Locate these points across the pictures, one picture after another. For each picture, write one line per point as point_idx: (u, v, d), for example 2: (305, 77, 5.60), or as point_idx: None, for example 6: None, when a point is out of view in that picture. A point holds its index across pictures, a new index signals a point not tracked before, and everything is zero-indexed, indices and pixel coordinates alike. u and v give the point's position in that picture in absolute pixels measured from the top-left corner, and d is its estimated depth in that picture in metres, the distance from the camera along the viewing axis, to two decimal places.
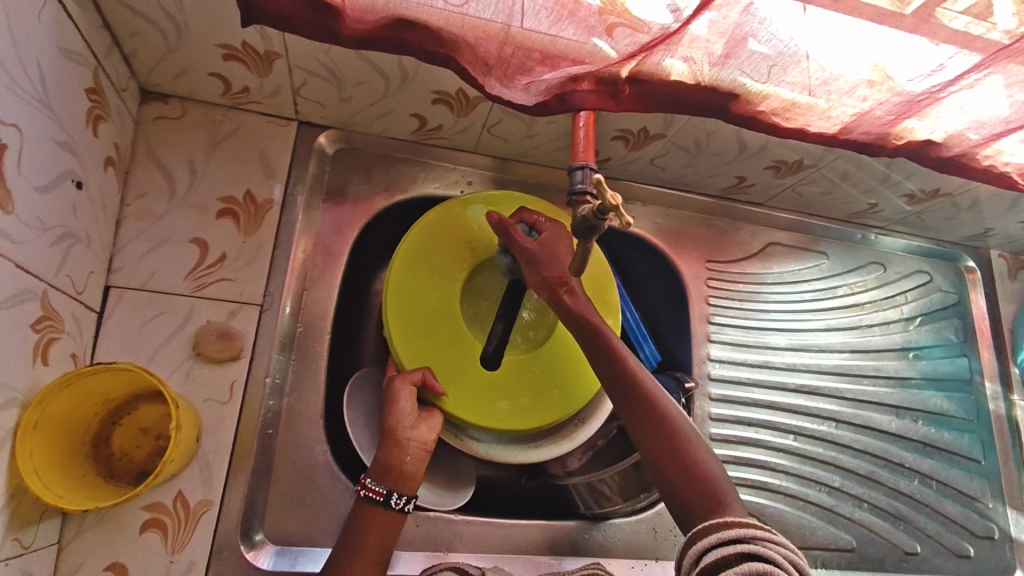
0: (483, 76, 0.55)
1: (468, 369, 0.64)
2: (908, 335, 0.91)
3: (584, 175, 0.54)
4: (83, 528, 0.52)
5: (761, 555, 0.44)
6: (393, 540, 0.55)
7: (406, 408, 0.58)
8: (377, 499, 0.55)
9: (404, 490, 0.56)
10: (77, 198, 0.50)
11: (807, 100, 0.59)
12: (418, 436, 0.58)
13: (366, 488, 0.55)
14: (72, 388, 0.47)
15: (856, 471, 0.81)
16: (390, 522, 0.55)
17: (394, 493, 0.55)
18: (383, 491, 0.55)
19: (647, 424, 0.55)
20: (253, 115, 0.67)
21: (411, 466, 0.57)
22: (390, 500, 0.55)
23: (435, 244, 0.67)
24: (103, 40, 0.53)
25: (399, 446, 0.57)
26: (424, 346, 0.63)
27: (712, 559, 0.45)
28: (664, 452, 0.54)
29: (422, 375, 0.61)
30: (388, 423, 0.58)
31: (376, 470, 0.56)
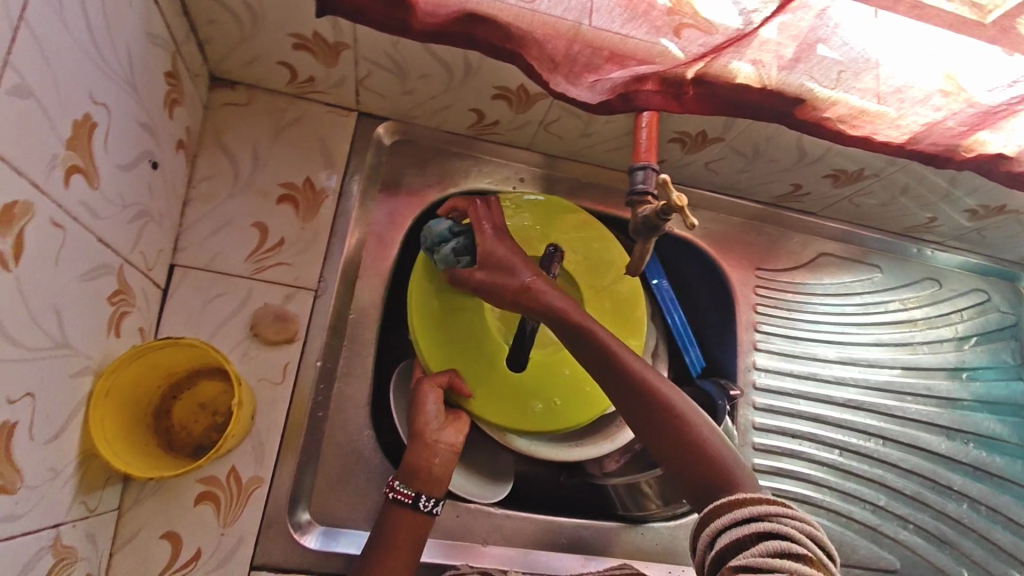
0: (549, 73, 0.55)
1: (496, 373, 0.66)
2: (962, 354, 0.88)
3: (645, 176, 0.54)
4: (143, 495, 0.54)
5: (778, 531, 0.41)
6: (423, 538, 0.56)
7: (433, 410, 0.60)
8: (406, 501, 0.56)
9: (433, 492, 0.58)
10: (152, 178, 0.52)
11: (877, 108, 0.58)
12: (445, 438, 0.60)
13: (395, 490, 0.56)
14: (141, 360, 0.49)
15: (902, 491, 0.79)
16: (419, 523, 0.56)
17: (422, 495, 0.56)
18: (412, 493, 0.56)
19: (643, 404, 0.50)
20: (316, 104, 0.69)
21: (439, 467, 0.58)
22: (419, 502, 0.56)
23: None
24: (183, 26, 0.55)
25: (427, 448, 0.59)
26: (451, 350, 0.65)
27: (727, 542, 0.43)
28: (663, 434, 0.49)
29: (449, 376, 0.62)
30: (417, 426, 0.59)
31: (404, 473, 0.58)
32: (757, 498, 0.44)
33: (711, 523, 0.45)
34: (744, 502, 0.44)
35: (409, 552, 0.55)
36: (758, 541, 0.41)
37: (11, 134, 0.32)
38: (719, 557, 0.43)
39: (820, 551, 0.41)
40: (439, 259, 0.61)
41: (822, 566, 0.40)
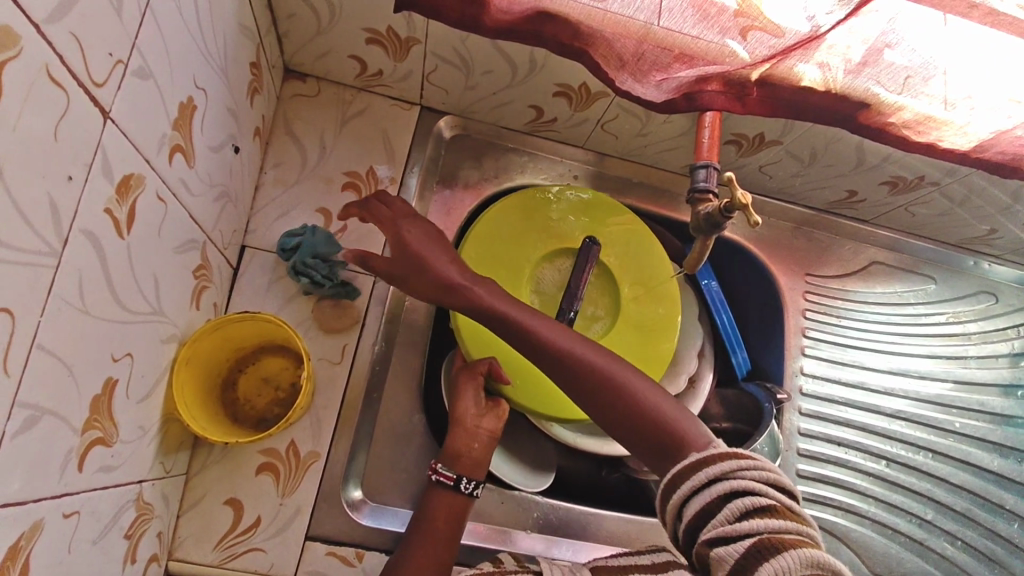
0: (615, 71, 0.56)
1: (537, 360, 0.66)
2: (1017, 371, 0.86)
3: (707, 174, 0.55)
4: (209, 462, 0.57)
5: (742, 489, 0.40)
6: (462, 524, 0.57)
7: (471, 398, 0.62)
8: (448, 483, 0.57)
9: (473, 476, 0.59)
10: (233, 161, 0.55)
11: (944, 115, 0.58)
12: (485, 424, 0.62)
13: (438, 472, 0.58)
14: (219, 332, 0.52)
15: (951, 506, 0.78)
16: (460, 507, 0.57)
17: (463, 477, 0.58)
18: (454, 475, 0.58)
19: (585, 385, 0.49)
20: (380, 98, 0.71)
21: (479, 454, 0.60)
22: (460, 484, 0.58)
23: (502, 238, 0.68)
24: (266, 19, 0.58)
25: (468, 433, 0.61)
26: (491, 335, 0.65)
27: (696, 510, 0.41)
28: (611, 409, 0.48)
29: (488, 365, 0.63)
30: (458, 411, 0.61)
31: (446, 457, 0.60)
32: (708, 457, 0.43)
33: (673, 494, 0.43)
34: (700, 464, 0.43)
35: (448, 535, 0.55)
36: (724, 504, 0.40)
37: (132, 111, 0.35)
38: (689, 530, 0.42)
39: (782, 496, 0.40)
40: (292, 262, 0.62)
41: (788, 512, 0.40)
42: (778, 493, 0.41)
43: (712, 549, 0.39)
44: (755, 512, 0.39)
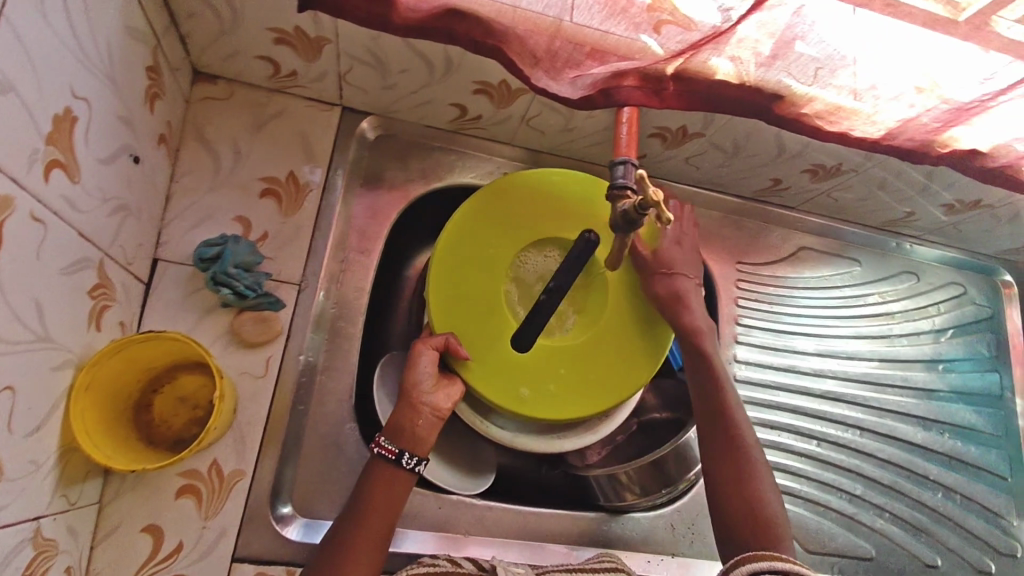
0: (530, 68, 0.55)
1: (500, 345, 0.58)
2: (938, 346, 0.90)
3: (623, 171, 0.54)
4: (124, 488, 0.55)
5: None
6: (404, 495, 0.55)
7: (426, 369, 0.57)
8: (389, 457, 0.55)
9: (418, 452, 0.56)
10: (132, 172, 0.53)
11: (853, 104, 0.59)
12: (434, 401, 0.57)
13: (380, 446, 0.55)
14: (123, 353, 0.50)
15: (879, 480, 0.81)
16: (401, 482, 0.55)
17: (406, 452, 0.55)
18: (396, 450, 0.55)
19: (724, 445, 0.60)
20: (298, 99, 0.69)
21: (425, 431, 0.57)
22: (402, 459, 0.55)
23: (497, 205, 0.61)
24: (163, 20, 0.55)
25: (412, 409, 0.56)
26: (459, 312, 0.58)
27: None
28: (729, 472, 0.58)
29: (443, 339, 0.57)
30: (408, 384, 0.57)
31: (391, 430, 0.56)
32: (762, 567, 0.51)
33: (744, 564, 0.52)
34: (774, 557, 0.52)
35: (390, 509, 0.54)
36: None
37: None
38: None
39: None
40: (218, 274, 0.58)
41: None
42: None
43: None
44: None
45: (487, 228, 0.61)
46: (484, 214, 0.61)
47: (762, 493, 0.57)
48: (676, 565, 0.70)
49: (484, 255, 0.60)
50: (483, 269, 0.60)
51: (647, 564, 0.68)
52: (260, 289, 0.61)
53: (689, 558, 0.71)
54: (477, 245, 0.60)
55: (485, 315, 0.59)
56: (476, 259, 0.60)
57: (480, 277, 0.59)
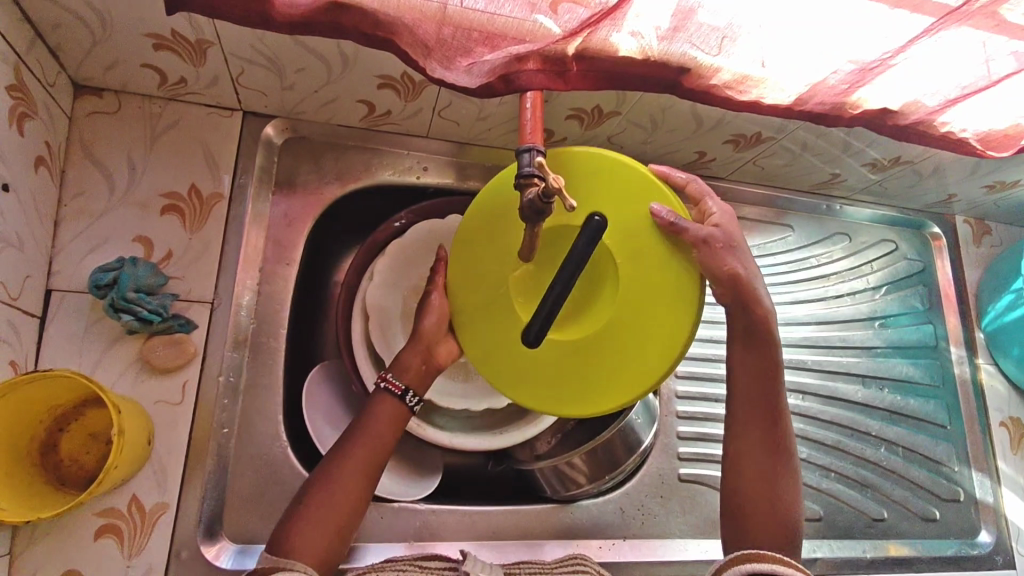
0: (424, 59, 0.53)
1: (517, 347, 0.56)
2: (875, 303, 0.91)
3: (531, 159, 0.49)
4: (35, 537, 0.52)
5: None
6: (400, 429, 0.57)
7: (438, 312, 0.59)
8: (395, 392, 0.57)
9: (420, 390, 0.59)
10: (4, 202, 0.50)
11: (760, 72, 0.58)
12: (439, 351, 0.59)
13: (387, 380, 0.58)
14: (13, 395, 0.47)
15: (823, 441, 0.82)
16: (401, 418, 0.57)
17: (410, 391, 0.58)
18: (401, 386, 0.58)
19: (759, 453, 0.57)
20: (194, 106, 0.65)
21: (427, 376, 0.59)
22: (406, 397, 0.57)
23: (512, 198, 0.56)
24: (24, 35, 0.51)
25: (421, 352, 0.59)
26: (478, 323, 0.57)
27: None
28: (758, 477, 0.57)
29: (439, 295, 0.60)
30: (423, 327, 0.59)
31: (397, 367, 0.59)
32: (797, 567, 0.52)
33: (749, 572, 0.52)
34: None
35: (387, 437, 0.56)
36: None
37: None
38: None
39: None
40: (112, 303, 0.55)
41: None
42: None
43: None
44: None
45: (495, 235, 0.56)
46: (490, 224, 0.57)
47: (782, 494, 0.56)
48: (628, 548, 0.69)
49: (497, 254, 0.56)
50: (497, 276, 0.56)
51: (599, 550, 0.68)
52: (168, 311, 0.58)
53: (643, 539, 0.71)
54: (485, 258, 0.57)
55: (504, 321, 0.56)
56: (487, 270, 0.57)
57: (493, 285, 0.57)
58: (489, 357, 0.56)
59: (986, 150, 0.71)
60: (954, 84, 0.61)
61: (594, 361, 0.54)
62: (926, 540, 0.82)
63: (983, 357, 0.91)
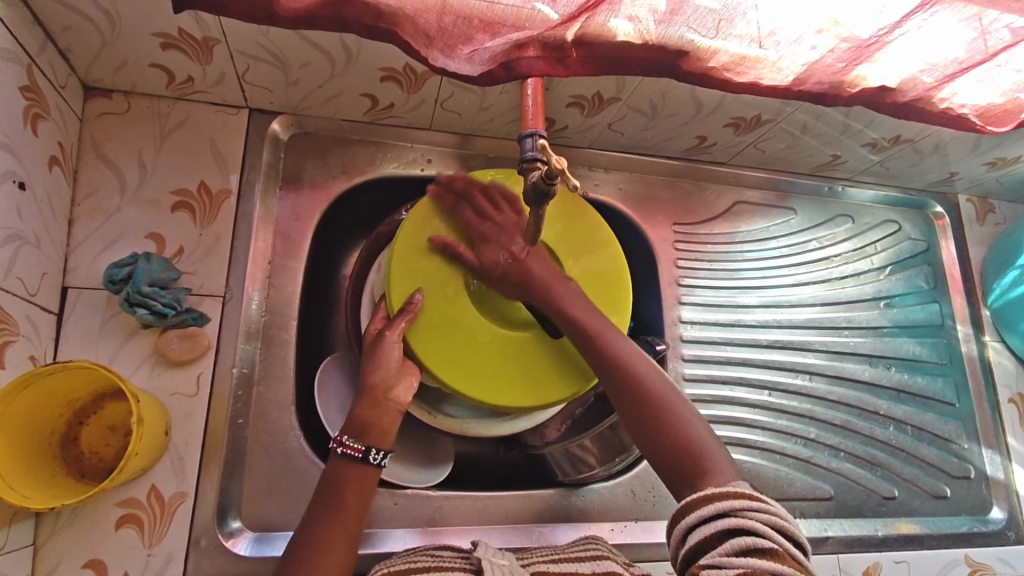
0: (426, 48, 0.54)
1: (548, 360, 0.57)
2: (880, 284, 0.91)
3: (533, 143, 0.51)
4: (58, 528, 0.53)
5: (746, 527, 0.44)
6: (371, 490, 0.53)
7: (393, 359, 0.54)
8: (355, 455, 0.53)
9: (383, 445, 0.54)
10: (20, 200, 0.51)
11: (757, 53, 0.59)
12: (397, 395, 0.55)
13: (343, 446, 0.53)
14: (32, 389, 0.48)
15: (831, 422, 0.82)
16: (370, 479, 0.53)
17: (372, 448, 0.53)
18: (361, 447, 0.53)
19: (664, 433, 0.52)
20: (202, 105, 0.66)
21: (390, 424, 0.55)
22: (369, 456, 0.53)
23: (421, 262, 0.56)
24: (35, 37, 0.52)
25: (376, 405, 0.55)
26: (495, 383, 0.55)
27: (696, 539, 0.45)
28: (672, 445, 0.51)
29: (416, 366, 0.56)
30: (373, 380, 0.54)
31: (353, 427, 0.54)
32: (726, 492, 0.46)
33: (685, 522, 0.47)
34: (711, 515, 0.45)
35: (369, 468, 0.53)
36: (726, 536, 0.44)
37: None
38: (693, 552, 0.45)
39: (788, 543, 0.44)
40: (127, 296, 0.56)
41: (787, 558, 0.43)
42: (780, 536, 0.44)
43: (700, 571, 0.43)
44: (756, 551, 0.42)
45: (443, 330, 0.55)
46: (432, 329, 0.55)
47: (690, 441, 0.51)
48: (641, 529, 0.70)
49: (449, 308, 0.56)
50: (492, 344, 0.56)
51: (610, 532, 0.69)
52: (181, 305, 0.59)
53: (653, 520, 0.71)
54: (461, 347, 0.55)
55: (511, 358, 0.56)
56: (468, 353, 0.55)
57: (491, 352, 0.56)
58: (529, 385, 0.56)
59: (986, 125, 0.71)
60: (953, 58, 0.61)
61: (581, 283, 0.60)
62: (936, 518, 0.82)
63: (990, 334, 0.91)
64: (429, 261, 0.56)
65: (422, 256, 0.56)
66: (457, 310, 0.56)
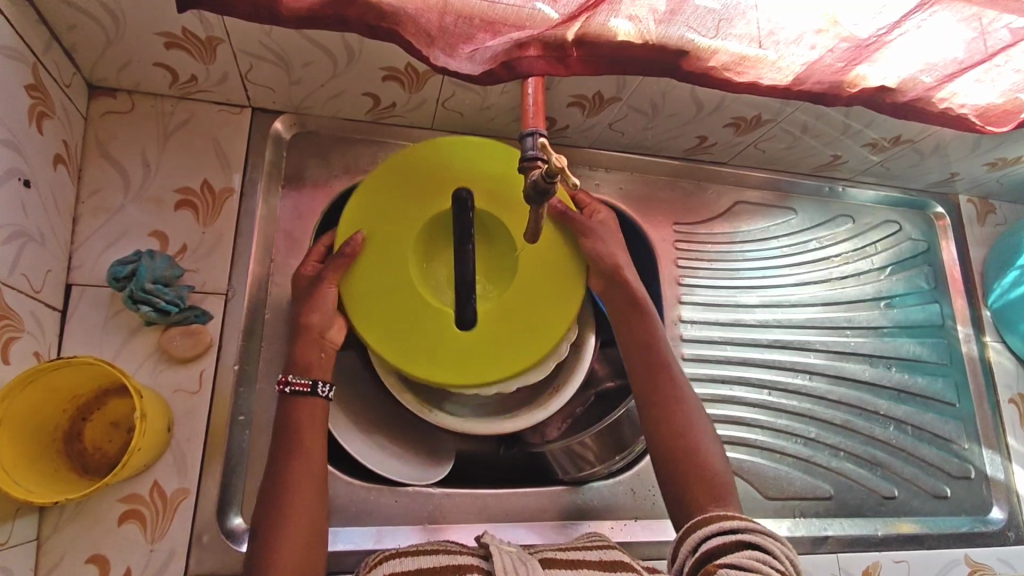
0: (427, 48, 0.55)
1: (455, 341, 0.60)
2: (880, 284, 0.91)
3: (533, 141, 0.52)
4: (62, 522, 0.54)
5: (761, 544, 0.49)
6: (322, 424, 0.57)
7: (330, 301, 0.59)
8: (304, 390, 0.56)
9: (326, 380, 0.58)
10: (25, 197, 0.51)
11: (757, 52, 0.59)
12: (331, 334, 0.60)
13: (291, 383, 0.56)
14: (37, 384, 0.48)
15: (831, 421, 0.82)
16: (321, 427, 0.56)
17: (318, 383, 0.57)
18: (308, 383, 0.56)
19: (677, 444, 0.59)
20: (205, 105, 0.66)
21: (327, 361, 0.59)
22: (316, 389, 0.56)
23: (387, 204, 0.62)
24: (40, 36, 0.52)
25: (316, 341, 0.59)
26: (403, 339, 0.59)
27: (714, 544, 0.49)
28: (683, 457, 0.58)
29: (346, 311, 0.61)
30: (313, 321, 0.59)
31: (297, 367, 0.58)
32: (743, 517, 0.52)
33: (703, 530, 0.51)
34: (732, 528, 0.50)
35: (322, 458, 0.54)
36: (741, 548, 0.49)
37: None
38: (707, 554, 0.49)
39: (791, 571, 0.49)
40: (130, 293, 0.56)
41: None
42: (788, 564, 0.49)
43: (719, 569, 0.47)
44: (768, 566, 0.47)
45: (373, 272, 0.60)
46: (364, 267, 0.60)
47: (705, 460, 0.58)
48: (641, 528, 0.70)
49: (388, 254, 0.61)
50: (408, 305, 0.60)
51: (611, 530, 0.69)
52: (184, 303, 0.59)
53: (654, 518, 0.71)
54: (382, 295, 0.60)
55: (421, 324, 0.60)
56: (388, 300, 0.60)
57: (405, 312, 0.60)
58: (429, 356, 0.59)
59: (985, 126, 0.71)
60: (952, 59, 0.61)
61: (521, 289, 0.62)
62: (937, 518, 0.82)
63: (990, 335, 0.91)
64: (402, 200, 0.62)
65: (391, 201, 0.62)
66: (393, 253, 0.61)
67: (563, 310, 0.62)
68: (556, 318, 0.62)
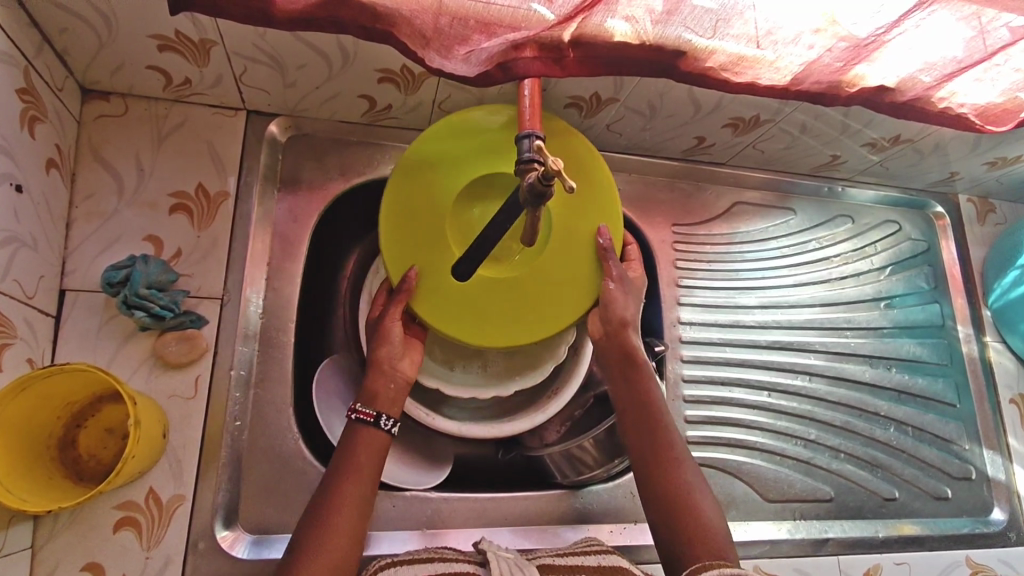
0: (422, 49, 0.54)
1: (465, 300, 0.58)
2: (880, 284, 0.91)
3: (530, 144, 0.51)
4: (56, 530, 0.53)
5: None
6: (382, 455, 0.56)
7: (397, 336, 0.59)
8: (369, 420, 0.56)
9: (393, 413, 0.57)
10: (17, 202, 0.51)
11: (755, 52, 0.58)
12: (402, 367, 0.59)
13: (358, 411, 0.56)
14: (30, 392, 0.48)
15: (832, 423, 0.82)
16: (380, 445, 0.56)
17: (383, 415, 0.56)
18: (373, 412, 0.56)
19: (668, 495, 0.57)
20: (200, 108, 0.66)
21: (396, 393, 0.58)
22: (381, 421, 0.56)
23: (443, 154, 0.60)
24: (31, 39, 0.52)
25: (383, 374, 0.58)
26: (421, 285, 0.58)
27: None
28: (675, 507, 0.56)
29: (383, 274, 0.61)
30: (379, 354, 0.58)
31: (365, 396, 0.57)
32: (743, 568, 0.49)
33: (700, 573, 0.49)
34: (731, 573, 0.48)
35: (369, 470, 0.54)
36: None
37: None
38: None
39: None
40: (123, 297, 0.56)
41: None
42: None
43: None
44: None
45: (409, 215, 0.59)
46: (404, 207, 0.59)
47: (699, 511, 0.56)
48: (640, 531, 0.70)
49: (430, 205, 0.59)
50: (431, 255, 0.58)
51: (610, 534, 0.68)
52: (179, 308, 0.59)
53: None
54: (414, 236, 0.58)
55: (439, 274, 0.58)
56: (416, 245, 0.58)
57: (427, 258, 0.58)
58: (438, 304, 0.58)
59: (985, 125, 0.71)
60: (951, 58, 0.61)
61: (539, 277, 0.60)
62: (939, 520, 0.81)
63: (991, 335, 0.91)
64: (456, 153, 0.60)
65: (446, 152, 0.60)
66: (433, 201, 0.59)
67: (560, 310, 0.60)
68: (550, 317, 0.60)
